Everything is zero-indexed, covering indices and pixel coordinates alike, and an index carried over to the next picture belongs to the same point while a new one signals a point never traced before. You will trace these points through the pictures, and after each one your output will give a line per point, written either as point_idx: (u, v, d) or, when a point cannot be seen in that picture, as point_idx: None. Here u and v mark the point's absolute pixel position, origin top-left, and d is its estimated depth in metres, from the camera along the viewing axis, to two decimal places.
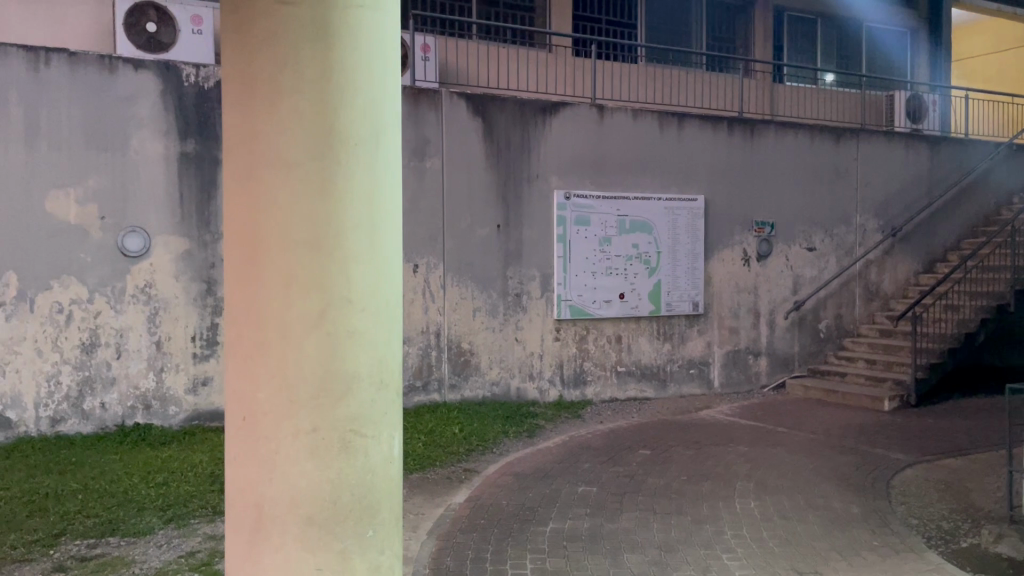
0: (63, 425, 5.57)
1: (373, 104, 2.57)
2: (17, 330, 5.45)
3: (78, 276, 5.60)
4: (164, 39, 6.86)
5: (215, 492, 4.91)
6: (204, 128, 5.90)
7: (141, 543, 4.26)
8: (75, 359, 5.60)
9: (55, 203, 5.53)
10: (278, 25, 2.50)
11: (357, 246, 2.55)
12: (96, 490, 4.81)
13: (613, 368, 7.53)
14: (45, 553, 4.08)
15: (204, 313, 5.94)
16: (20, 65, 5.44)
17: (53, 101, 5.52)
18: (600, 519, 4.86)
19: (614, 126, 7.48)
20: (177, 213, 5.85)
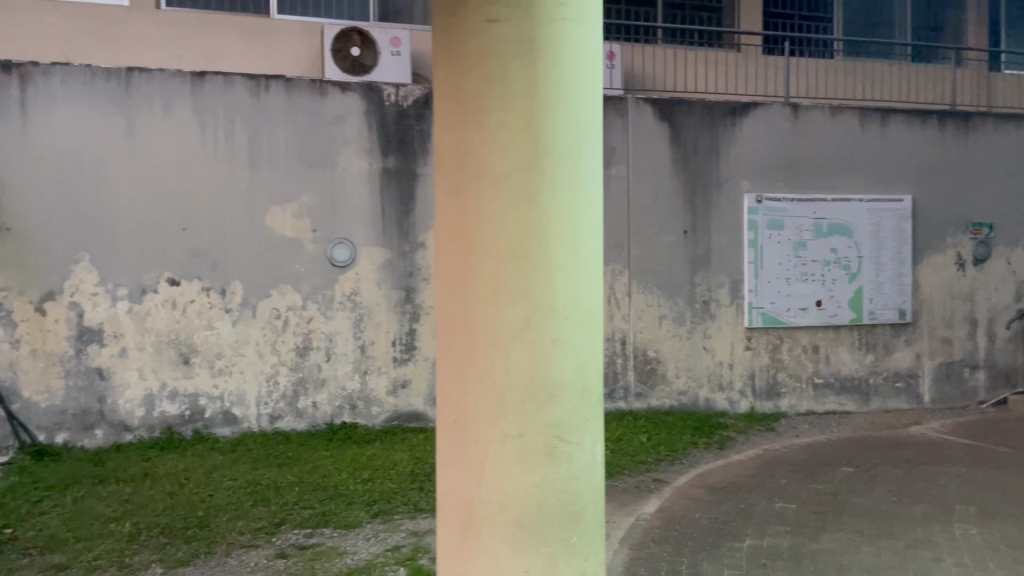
0: (280, 422, 6.03)
1: (577, 116, 2.60)
2: (241, 334, 5.95)
3: (294, 285, 6.05)
4: (367, 61, 7.30)
5: (415, 490, 5.14)
6: (403, 144, 6.22)
7: (351, 535, 4.54)
8: (291, 361, 6.05)
9: (275, 218, 6.03)
10: (486, 42, 2.59)
11: (561, 254, 2.59)
12: (310, 484, 5.18)
13: (810, 379, 7.17)
14: (268, 540, 4.44)
15: (404, 319, 6.25)
16: (244, 92, 5.96)
17: (272, 125, 6.02)
18: (801, 538, 4.64)
19: (810, 125, 7.15)
20: (379, 225, 6.21)
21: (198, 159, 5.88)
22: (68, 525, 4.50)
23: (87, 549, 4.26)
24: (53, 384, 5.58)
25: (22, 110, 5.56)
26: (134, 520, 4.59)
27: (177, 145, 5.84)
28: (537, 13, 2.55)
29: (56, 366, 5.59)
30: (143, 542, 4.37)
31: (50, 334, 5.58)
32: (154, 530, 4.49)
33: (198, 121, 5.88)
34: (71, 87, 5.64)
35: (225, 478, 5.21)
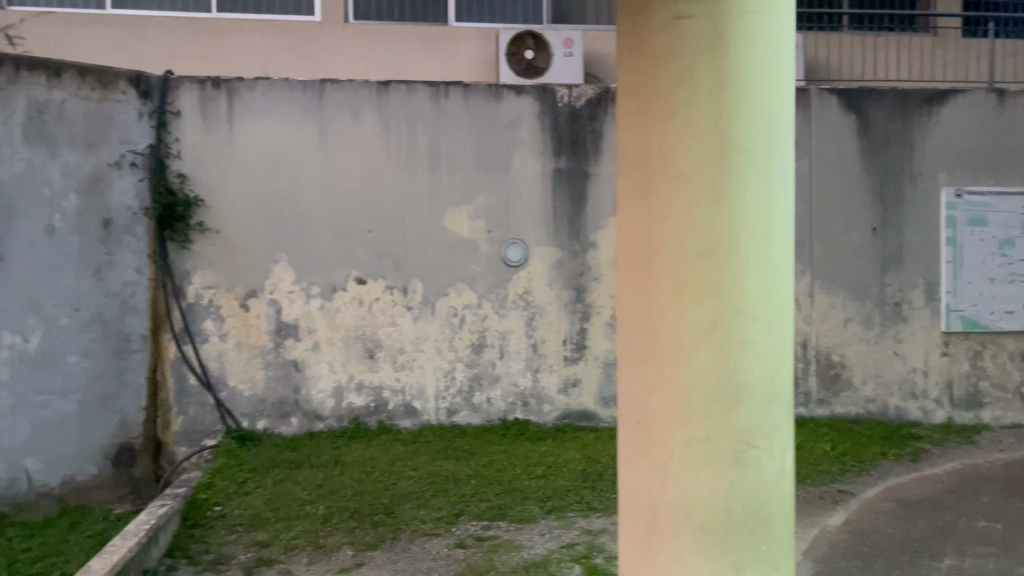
0: (456, 416, 6.10)
1: (768, 110, 2.51)
2: (421, 331, 6.04)
3: (470, 283, 6.08)
4: (540, 64, 7.42)
5: (589, 489, 5.14)
6: (576, 144, 6.10)
7: (527, 530, 4.62)
8: (467, 357, 6.09)
9: (453, 220, 6.07)
10: (674, 39, 2.55)
11: (750, 254, 2.52)
12: (486, 477, 5.30)
13: (1017, 390, 6.56)
14: (449, 530, 4.61)
15: (574, 318, 6.17)
16: (425, 98, 6.00)
17: (452, 129, 6.04)
18: (1009, 561, 4.25)
19: (1018, 112, 6.55)
20: (552, 224, 6.14)
21: (384, 164, 5.98)
22: (269, 505, 4.85)
23: (286, 529, 4.60)
24: (254, 374, 5.79)
25: (229, 121, 5.74)
26: (326, 504, 4.89)
27: (365, 151, 5.95)
28: (726, 9, 2.49)
29: (257, 358, 5.79)
30: (335, 524, 4.66)
31: (252, 328, 5.78)
32: (344, 514, 4.77)
33: (383, 128, 5.95)
34: (273, 99, 5.79)
35: (406, 469, 5.41)
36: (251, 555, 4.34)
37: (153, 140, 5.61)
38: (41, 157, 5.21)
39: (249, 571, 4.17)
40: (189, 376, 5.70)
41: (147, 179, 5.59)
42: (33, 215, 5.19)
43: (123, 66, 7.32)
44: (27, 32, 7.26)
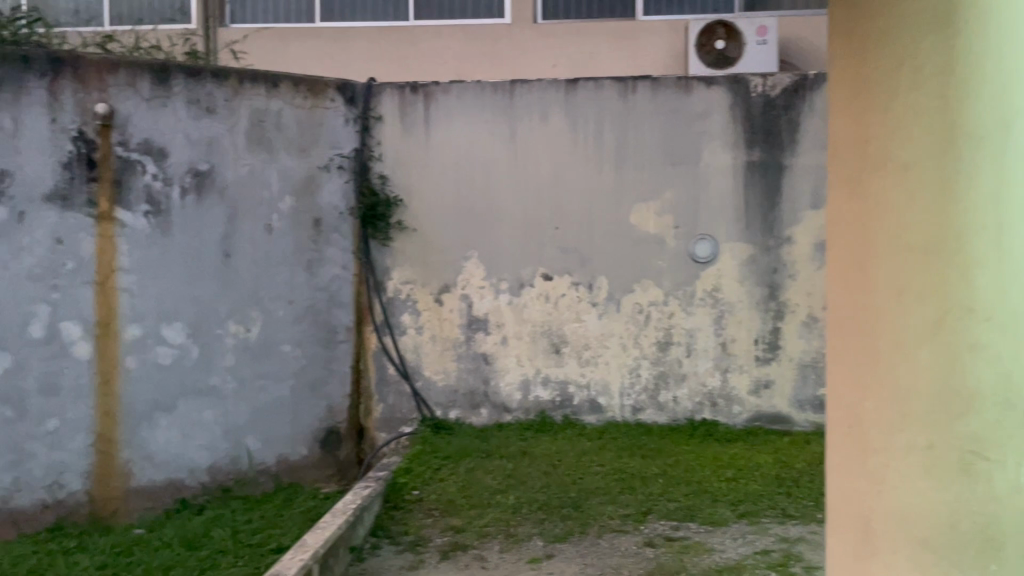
0: (643, 414, 6.03)
1: (1006, 81, 2.20)
2: (606, 328, 5.99)
3: (656, 280, 5.96)
4: (732, 53, 7.20)
5: (784, 496, 4.91)
6: (770, 135, 5.81)
7: (717, 533, 4.50)
8: (653, 354, 5.98)
9: (640, 216, 5.96)
10: (892, 21, 2.40)
11: (983, 246, 2.24)
12: (674, 477, 5.19)
13: None
14: (637, 528, 4.58)
15: (767, 317, 5.91)
16: (614, 94, 5.91)
17: (640, 124, 5.92)
18: None
19: None
20: (743, 219, 5.89)
21: (571, 161, 5.97)
22: (462, 492, 5.03)
23: (479, 516, 4.75)
24: (447, 366, 6.02)
25: (425, 123, 5.97)
26: (516, 494, 4.99)
27: (552, 148, 5.97)
28: None
29: (450, 350, 6.01)
30: (525, 515, 4.76)
31: (446, 322, 6.01)
32: (533, 505, 4.85)
33: (571, 125, 5.94)
34: (466, 101, 5.95)
35: (593, 464, 5.40)
36: (446, 539, 4.53)
37: (358, 144, 5.93)
38: (260, 162, 5.51)
39: (444, 555, 4.34)
40: (389, 366, 6.02)
41: (352, 180, 5.91)
42: (255, 214, 5.50)
43: (331, 75, 7.86)
44: (250, 47, 7.99)
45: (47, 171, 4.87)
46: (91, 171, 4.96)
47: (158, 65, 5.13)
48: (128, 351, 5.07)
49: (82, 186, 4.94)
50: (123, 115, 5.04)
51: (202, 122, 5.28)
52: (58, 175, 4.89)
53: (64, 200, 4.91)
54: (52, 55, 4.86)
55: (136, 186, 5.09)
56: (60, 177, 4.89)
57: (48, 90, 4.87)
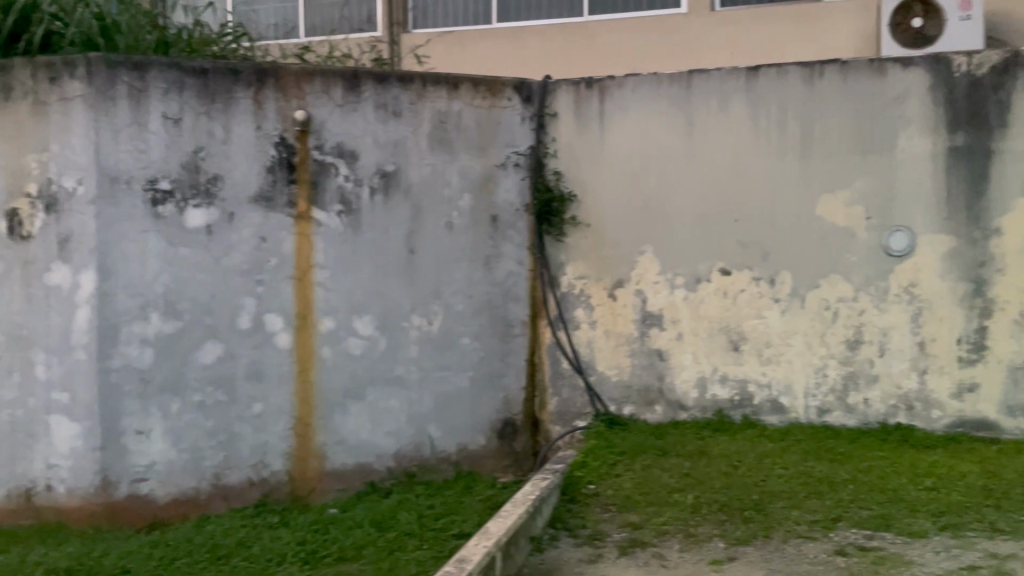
0: (830, 416, 5.71)
1: None
2: (790, 325, 5.72)
3: (845, 275, 5.63)
4: (930, 32, 6.71)
5: (993, 509, 4.51)
6: (976, 117, 5.35)
7: (917, 546, 4.21)
8: (841, 354, 5.66)
9: (827, 207, 5.65)
10: None
11: None
12: (866, 483, 4.89)
13: None
14: (825, 535, 4.36)
15: (971, 315, 5.45)
16: (799, 80, 5.64)
17: (827, 111, 5.60)
18: None
19: None
20: (944, 209, 5.46)
21: (752, 151, 5.74)
22: (639, 488, 4.98)
23: (658, 514, 4.69)
24: (621, 361, 5.96)
25: (600, 118, 5.94)
26: (694, 493, 4.88)
27: (731, 138, 5.76)
28: None
29: (624, 346, 5.95)
30: (704, 515, 4.65)
31: (620, 317, 5.95)
32: (713, 506, 4.73)
33: (752, 114, 5.72)
34: (642, 94, 5.86)
35: (777, 466, 5.16)
36: (624, 534, 4.51)
37: (533, 142, 5.99)
38: (442, 161, 5.71)
39: (622, 550, 4.33)
40: (563, 360, 6.03)
41: (528, 177, 5.99)
42: (437, 212, 5.71)
43: (508, 75, 8.01)
44: (432, 51, 8.34)
45: (252, 175, 5.23)
46: (291, 174, 5.31)
47: (350, 73, 5.42)
48: (324, 342, 5.41)
49: (283, 188, 5.30)
50: (319, 121, 5.37)
51: (389, 125, 5.55)
52: (261, 177, 5.25)
53: (268, 201, 5.27)
54: (257, 67, 5.22)
55: (330, 187, 5.41)
56: (264, 179, 5.25)
57: (253, 99, 5.22)
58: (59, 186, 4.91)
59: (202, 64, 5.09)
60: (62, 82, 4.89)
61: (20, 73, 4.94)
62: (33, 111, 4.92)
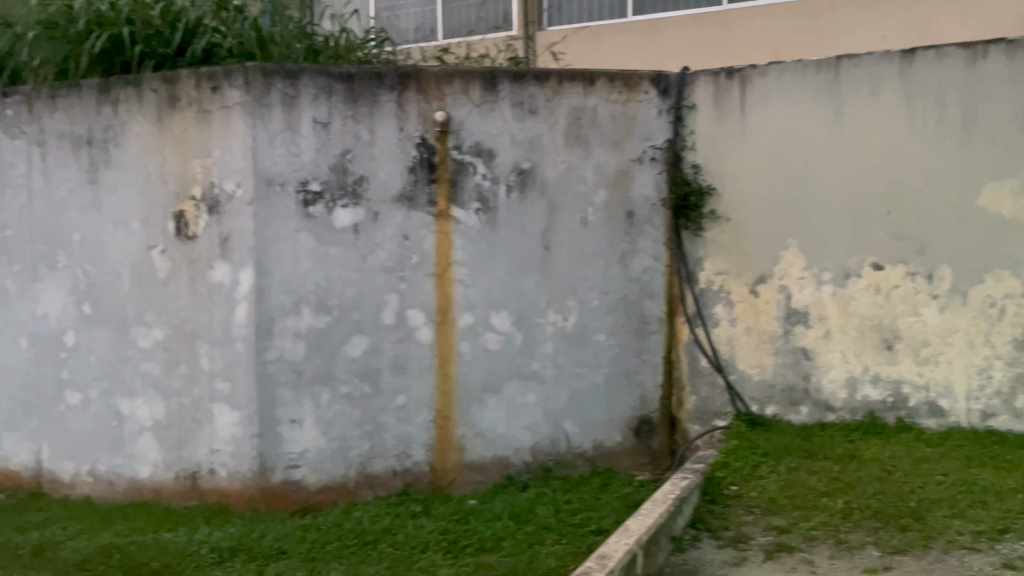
0: (995, 420, 5.30)
1: None
2: (949, 323, 5.36)
3: (1014, 269, 5.20)
4: None
5: None
6: None
7: None
8: (1008, 354, 5.23)
9: (992, 196, 5.24)
10: None
11: None
12: None
13: None
14: (992, 547, 4.08)
15: None
16: (960, 62, 5.26)
17: (992, 94, 5.19)
18: None
19: None
20: None
21: (906, 138, 5.41)
22: (785, 492, 4.81)
23: (805, 518, 4.53)
24: (763, 360, 5.75)
25: (741, 109, 5.75)
26: (845, 499, 4.66)
27: (883, 125, 5.45)
28: None
29: (766, 344, 5.74)
30: (856, 521, 4.44)
31: (762, 314, 5.74)
32: (866, 512, 4.50)
33: (908, 100, 5.39)
34: (786, 82, 5.63)
35: (936, 472, 4.85)
36: (770, 538, 4.38)
37: (671, 135, 5.89)
38: (577, 157, 5.71)
39: (768, 554, 4.20)
40: (702, 358, 5.87)
41: (665, 171, 5.90)
42: (573, 207, 5.72)
43: (649, 68, 7.97)
44: (567, 48, 8.36)
45: (395, 175, 5.40)
46: (431, 174, 5.46)
47: (487, 72, 5.51)
48: (463, 336, 5.53)
49: (424, 187, 5.45)
50: (458, 121, 5.48)
51: (525, 123, 5.60)
52: (403, 178, 5.42)
53: (409, 200, 5.43)
54: (400, 70, 5.39)
55: (469, 185, 5.52)
56: (406, 179, 5.42)
57: (396, 101, 5.40)
58: (220, 189, 5.23)
59: (349, 69, 5.30)
60: (223, 91, 5.19)
61: (186, 84, 5.26)
62: (198, 118, 5.23)
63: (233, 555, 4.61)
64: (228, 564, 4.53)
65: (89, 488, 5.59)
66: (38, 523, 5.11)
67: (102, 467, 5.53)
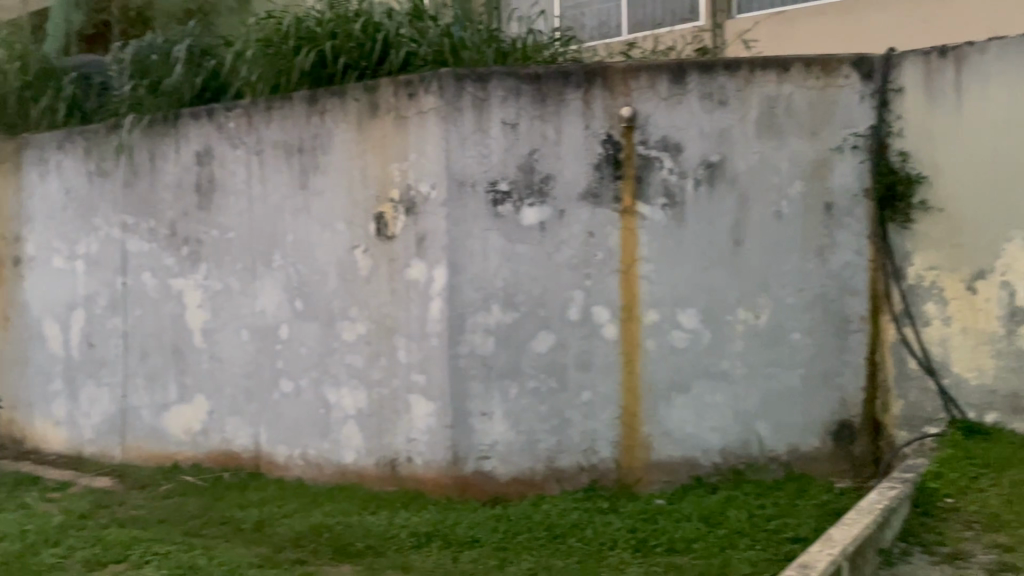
0: None
1: None
2: None
3: None
4: None
5: None
6: None
7: None
8: None
9: None
10: None
11: None
12: None
13: None
14: None
15: None
16: None
17: None
18: None
19: None
20: None
21: None
22: (1009, 506, 4.39)
23: None
24: (982, 363, 5.21)
25: (956, 89, 5.26)
26: None
27: None
28: None
29: (985, 345, 5.20)
30: None
31: (980, 313, 5.21)
32: None
33: None
34: (1010, 57, 5.08)
35: None
36: (994, 557, 4.03)
37: (875, 121, 5.50)
38: (770, 149, 5.49)
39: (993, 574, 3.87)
40: (910, 361, 5.41)
41: (868, 160, 5.52)
42: (765, 201, 5.51)
43: (846, 47, 7.39)
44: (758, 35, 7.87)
45: (581, 172, 5.43)
46: (617, 170, 5.43)
47: (675, 66, 5.42)
48: (649, 333, 5.47)
49: (609, 184, 5.44)
50: (645, 116, 5.43)
51: (714, 116, 5.46)
52: (589, 175, 5.43)
53: (596, 197, 5.44)
54: (586, 68, 5.41)
55: (655, 181, 5.44)
56: (591, 176, 5.43)
57: (583, 99, 5.42)
58: (416, 191, 5.48)
59: (536, 70, 5.38)
60: (418, 97, 5.44)
61: (385, 92, 5.56)
62: (396, 124, 5.51)
63: (429, 540, 4.83)
64: (426, 548, 4.75)
65: (300, 470, 5.97)
66: (258, 501, 5.57)
67: (312, 451, 5.92)
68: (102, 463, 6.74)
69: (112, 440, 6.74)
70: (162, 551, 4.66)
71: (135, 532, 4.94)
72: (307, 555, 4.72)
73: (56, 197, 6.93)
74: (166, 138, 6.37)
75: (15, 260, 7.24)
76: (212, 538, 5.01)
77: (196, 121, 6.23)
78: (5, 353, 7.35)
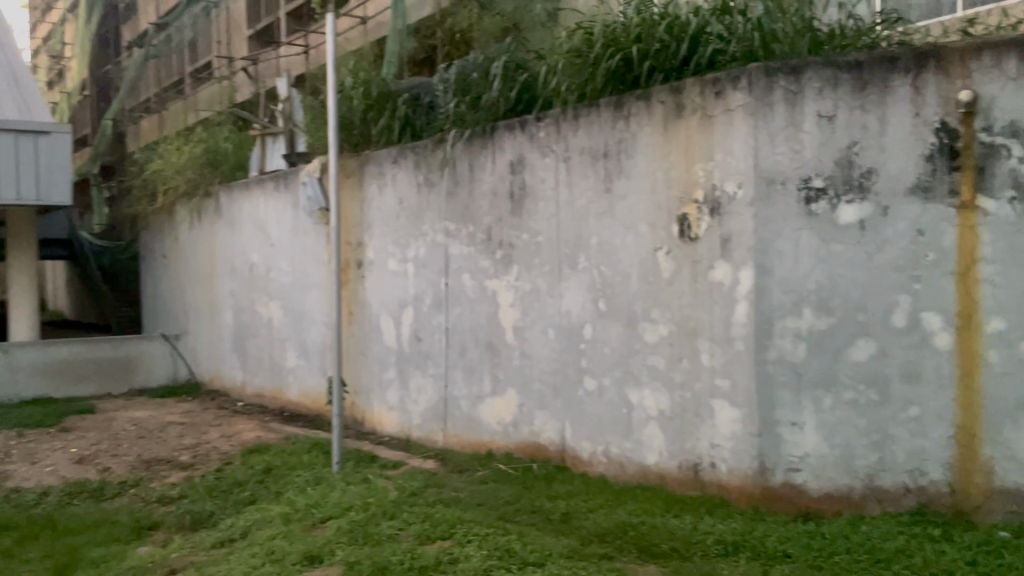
0: None
1: None
2: None
3: None
4: None
5: None
6: None
7: None
8: None
9: None
10: None
11: None
12: None
13: None
14: None
15: None
16: None
17: None
18: None
19: None
20: None
21: None
22: None
23: None
24: None
25: None
26: None
27: None
28: None
29: None
30: None
31: None
32: None
33: None
34: None
35: None
36: None
37: None
38: None
39: None
40: None
41: None
42: None
43: None
44: None
45: (909, 166, 4.96)
46: (954, 160, 4.89)
47: None
48: (992, 344, 4.85)
49: (944, 176, 4.91)
50: (988, 99, 4.83)
51: None
52: (920, 167, 4.95)
53: (926, 190, 4.94)
54: (916, 50, 4.92)
55: (1000, 171, 4.83)
56: (922, 169, 4.94)
57: (912, 85, 4.94)
58: (722, 191, 5.34)
59: (857, 57, 5.01)
60: (726, 95, 5.31)
61: (691, 92, 5.49)
62: (702, 124, 5.42)
63: (738, 551, 4.69)
64: (734, 558, 4.62)
65: (603, 466, 6.08)
66: (565, 493, 5.79)
67: (615, 449, 6.00)
68: (427, 446, 7.42)
69: (436, 426, 7.40)
70: (482, 533, 5.01)
71: (457, 513, 5.37)
72: (614, 551, 4.80)
73: (391, 207, 7.77)
74: (484, 150, 6.85)
75: (358, 263, 8.23)
76: (525, 525, 5.28)
77: (510, 132, 6.63)
78: (349, 344, 8.38)
